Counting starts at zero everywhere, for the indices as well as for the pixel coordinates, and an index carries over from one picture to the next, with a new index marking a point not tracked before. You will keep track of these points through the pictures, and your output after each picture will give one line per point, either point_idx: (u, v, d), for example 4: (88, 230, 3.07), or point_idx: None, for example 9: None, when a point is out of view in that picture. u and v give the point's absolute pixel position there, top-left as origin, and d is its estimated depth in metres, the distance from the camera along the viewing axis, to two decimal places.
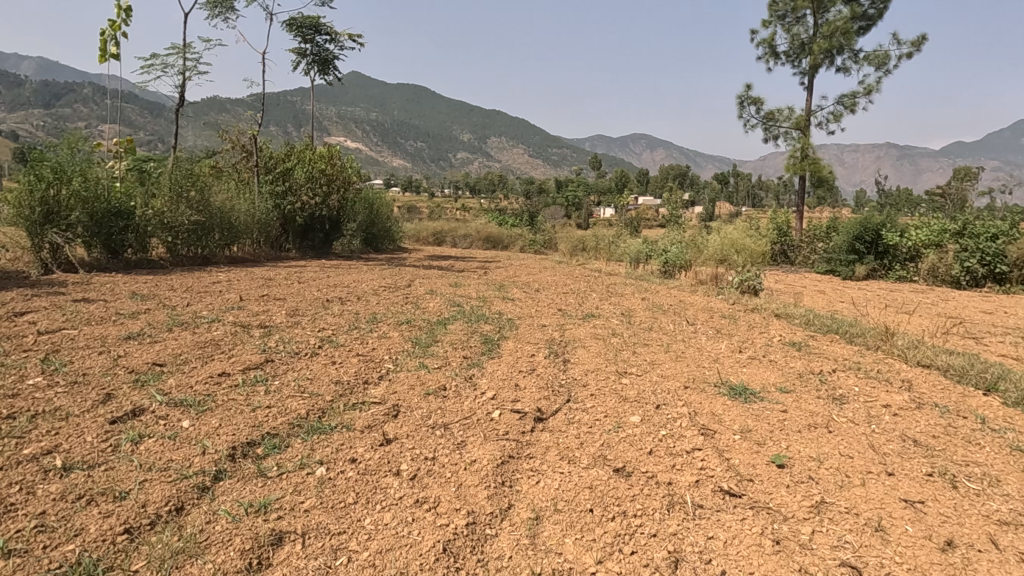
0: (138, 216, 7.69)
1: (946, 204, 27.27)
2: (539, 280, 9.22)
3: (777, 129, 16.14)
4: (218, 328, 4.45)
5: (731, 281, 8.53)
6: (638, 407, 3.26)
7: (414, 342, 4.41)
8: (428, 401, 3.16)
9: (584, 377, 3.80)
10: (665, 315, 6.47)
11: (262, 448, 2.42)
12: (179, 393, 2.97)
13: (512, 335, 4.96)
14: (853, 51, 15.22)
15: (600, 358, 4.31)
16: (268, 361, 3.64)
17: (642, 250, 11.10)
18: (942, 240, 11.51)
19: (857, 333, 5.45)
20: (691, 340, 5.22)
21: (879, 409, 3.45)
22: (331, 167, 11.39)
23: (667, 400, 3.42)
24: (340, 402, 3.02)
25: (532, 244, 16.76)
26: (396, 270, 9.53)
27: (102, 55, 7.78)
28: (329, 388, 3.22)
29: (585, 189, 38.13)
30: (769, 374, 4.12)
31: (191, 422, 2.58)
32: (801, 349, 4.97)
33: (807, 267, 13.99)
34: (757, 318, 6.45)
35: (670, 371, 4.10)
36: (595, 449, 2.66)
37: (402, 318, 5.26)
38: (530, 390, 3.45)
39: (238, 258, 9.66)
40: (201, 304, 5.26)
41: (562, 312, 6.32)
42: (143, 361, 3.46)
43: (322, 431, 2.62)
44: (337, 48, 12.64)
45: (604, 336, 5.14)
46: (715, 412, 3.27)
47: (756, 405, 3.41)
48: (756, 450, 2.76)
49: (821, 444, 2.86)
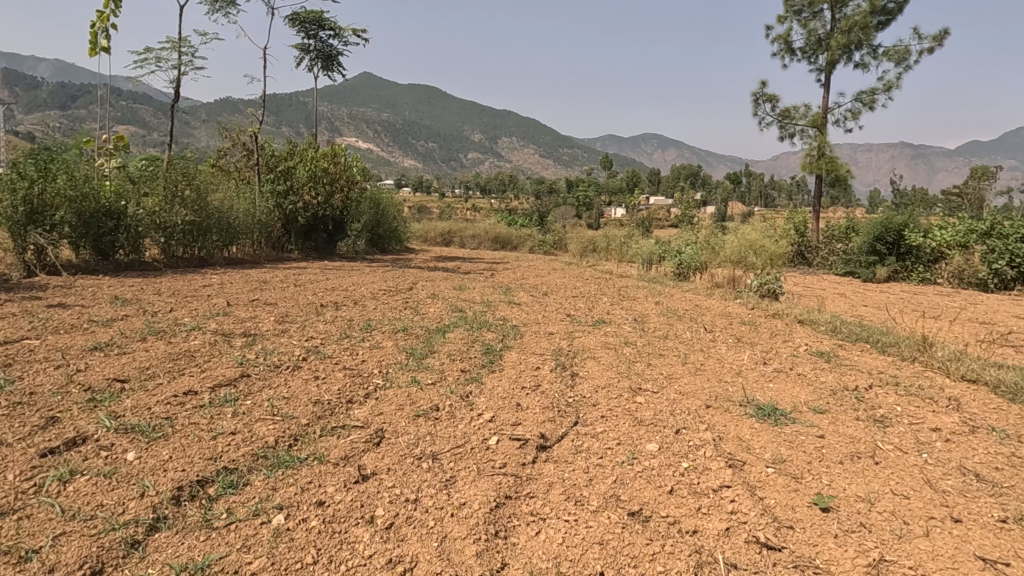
0: (129, 216, 7.40)
1: (964, 206, 26.74)
2: (547, 283, 8.86)
3: (794, 127, 15.67)
4: (197, 337, 4.09)
5: (749, 285, 8.09)
6: (655, 432, 2.88)
7: (409, 354, 4.04)
8: (417, 424, 2.79)
9: (595, 394, 3.42)
10: (681, 321, 6.08)
11: (214, 488, 2.06)
12: (133, 416, 2.62)
13: (516, 344, 4.58)
14: (872, 46, 14.72)
15: (612, 371, 3.92)
16: (244, 376, 3.28)
17: (654, 251, 10.71)
18: (968, 241, 11.02)
19: (890, 343, 5.04)
20: (710, 349, 4.83)
21: (929, 434, 3.04)
22: (335, 165, 11.04)
23: (688, 423, 3.04)
24: (316, 428, 2.66)
25: (542, 245, 16.39)
26: (401, 274, 9.06)
27: (92, 48, 7.48)
28: (306, 409, 2.86)
29: (595, 189, 37.69)
30: (799, 391, 3.72)
31: (137, 454, 2.23)
32: (831, 361, 4.56)
33: (826, 269, 13.52)
34: (779, 325, 6.05)
35: (690, 387, 3.71)
36: (606, 487, 2.28)
37: (398, 325, 4.90)
38: (534, 409, 3.09)
39: (236, 258, 9.36)
40: (184, 310, 4.91)
41: (571, 318, 5.94)
42: (103, 376, 3.11)
43: (288, 466, 2.27)
44: (342, 44, 12.35)
45: (616, 345, 4.75)
46: (742, 437, 2.90)
47: (788, 429, 3.02)
48: (794, 486, 2.38)
49: (868, 479, 2.48)
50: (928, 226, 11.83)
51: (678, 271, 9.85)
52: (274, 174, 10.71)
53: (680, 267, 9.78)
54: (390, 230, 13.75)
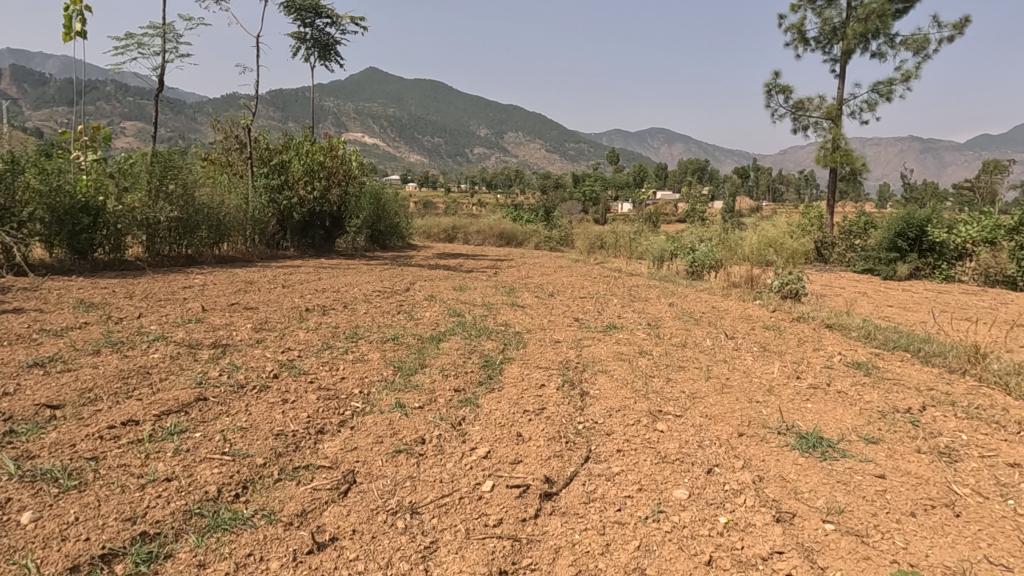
0: (108, 212, 6.95)
1: (976, 199, 26.08)
2: (554, 282, 8.39)
3: (808, 120, 15.09)
4: (158, 349, 3.63)
5: (769, 285, 7.57)
6: (682, 472, 2.40)
7: (397, 368, 3.56)
8: (396, 465, 2.32)
9: (609, 420, 2.93)
10: (700, 326, 5.58)
11: (123, 565, 1.60)
12: (48, 458, 2.15)
13: (518, 356, 4.09)
14: (889, 35, 14.13)
15: (627, 390, 3.43)
16: (200, 401, 2.81)
17: (665, 247, 10.10)
18: (995, 237, 10.42)
19: (934, 352, 4.54)
20: (735, 361, 4.34)
21: (1009, 472, 2.54)
22: (332, 159, 10.47)
23: (721, 460, 2.56)
24: (273, 471, 2.21)
25: (548, 241, 15.85)
26: (401, 272, 8.64)
27: (67, 32, 7.11)
28: (264, 445, 2.40)
29: (602, 183, 37.09)
30: (842, 412, 3.23)
31: (33, 515, 1.76)
32: (872, 375, 4.06)
33: (843, 266, 12.96)
34: (806, 330, 5.53)
35: (718, 410, 3.21)
36: (627, 557, 1.80)
37: (389, 334, 4.41)
38: (536, 442, 2.61)
39: (227, 257, 8.89)
40: (152, 317, 4.45)
41: (579, 323, 5.45)
42: (31, 402, 2.65)
43: (226, 529, 1.81)
44: (340, 33, 11.86)
45: (629, 356, 4.26)
46: (785, 478, 2.43)
47: (840, 468, 2.53)
48: (862, 553, 1.89)
49: (954, 540, 1.99)
50: (952, 219, 11.18)
51: (691, 269, 9.29)
52: (269, 167, 10.23)
53: (693, 266, 9.18)
54: (390, 225, 13.26)
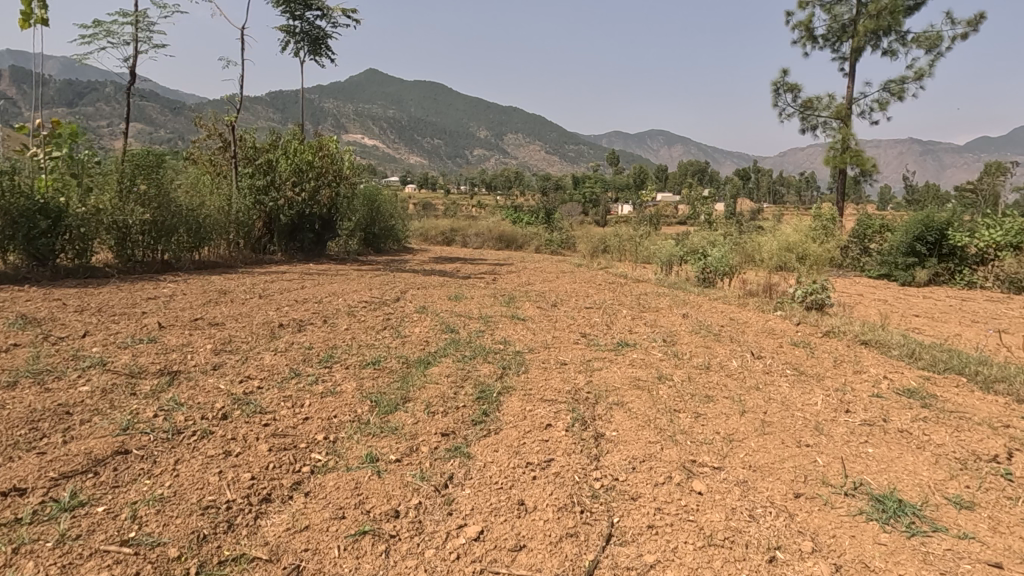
0: (69, 214, 6.38)
1: (978, 201, 25.56)
2: (555, 289, 7.80)
3: (817, 119, 14.51)
4: (91, 379, 3.04)
5: (791, 294, 6.96)
6: (738, 563, 1.82)
7: (374, 404, 2.97)
8: (357, 556, 1.73)
9: (632, 478, 2.34)
10: (722, 343, 4.99)
11: None
12: None
13: (519, 384, 3.49)
14: (902, 32, 13.57)
15: (651, 432, 2.84)
16: (119, 456, 2.22)
17: (675, 252, 9.43)
18: (1020, 241, 9.87)
19: (996, 377, 3.95)
20: (770, 388, 3.74)
21: None
22: (320, 158, 9.97)
23: (785, 539, 1.97)
24: (189, 569, 1.63)
25: (549, 244, 15.21)
26: (389, 279, 8.05)
27: (26, 18, 6.59)
28: (185, 525, 1.81)
29: (603, 185, 36.37)
30: (917, 462, 2.64)
31: None
32: (930, 405, 3.49)
33: (857, 271, 12.34)
34: (840, 348, 4.94)
35: (765, 459, 2.61)
36: None
37: (370, 357, 3.81)
38: (543, 514, 2.03)
39: (207, 262, 8.27)
40: (99, 336, 3.87)
41: (586, 340, 4.87)
42: None
43: None
44: (330, 26, 11.26)
45: (648, 384, 3.67)
46: (871, 568, 1.84)
47: (938, 551, 1.95)
48: None
49: None
50: (975, 223, 10.57)
51: (702, 276, 8.67)
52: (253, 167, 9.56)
53: (705, 273, 8.57)
54: (384, 228, 12.65)
